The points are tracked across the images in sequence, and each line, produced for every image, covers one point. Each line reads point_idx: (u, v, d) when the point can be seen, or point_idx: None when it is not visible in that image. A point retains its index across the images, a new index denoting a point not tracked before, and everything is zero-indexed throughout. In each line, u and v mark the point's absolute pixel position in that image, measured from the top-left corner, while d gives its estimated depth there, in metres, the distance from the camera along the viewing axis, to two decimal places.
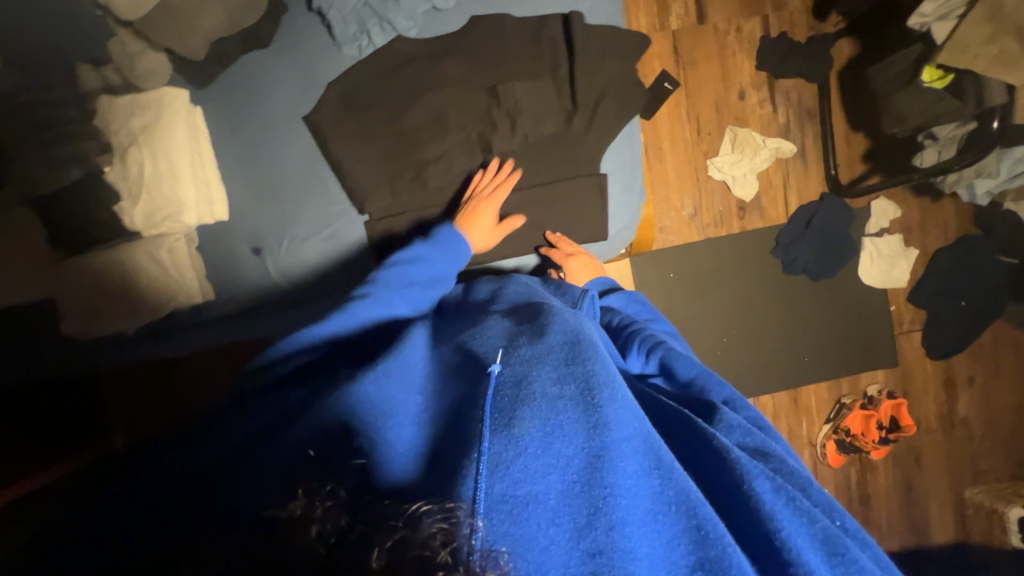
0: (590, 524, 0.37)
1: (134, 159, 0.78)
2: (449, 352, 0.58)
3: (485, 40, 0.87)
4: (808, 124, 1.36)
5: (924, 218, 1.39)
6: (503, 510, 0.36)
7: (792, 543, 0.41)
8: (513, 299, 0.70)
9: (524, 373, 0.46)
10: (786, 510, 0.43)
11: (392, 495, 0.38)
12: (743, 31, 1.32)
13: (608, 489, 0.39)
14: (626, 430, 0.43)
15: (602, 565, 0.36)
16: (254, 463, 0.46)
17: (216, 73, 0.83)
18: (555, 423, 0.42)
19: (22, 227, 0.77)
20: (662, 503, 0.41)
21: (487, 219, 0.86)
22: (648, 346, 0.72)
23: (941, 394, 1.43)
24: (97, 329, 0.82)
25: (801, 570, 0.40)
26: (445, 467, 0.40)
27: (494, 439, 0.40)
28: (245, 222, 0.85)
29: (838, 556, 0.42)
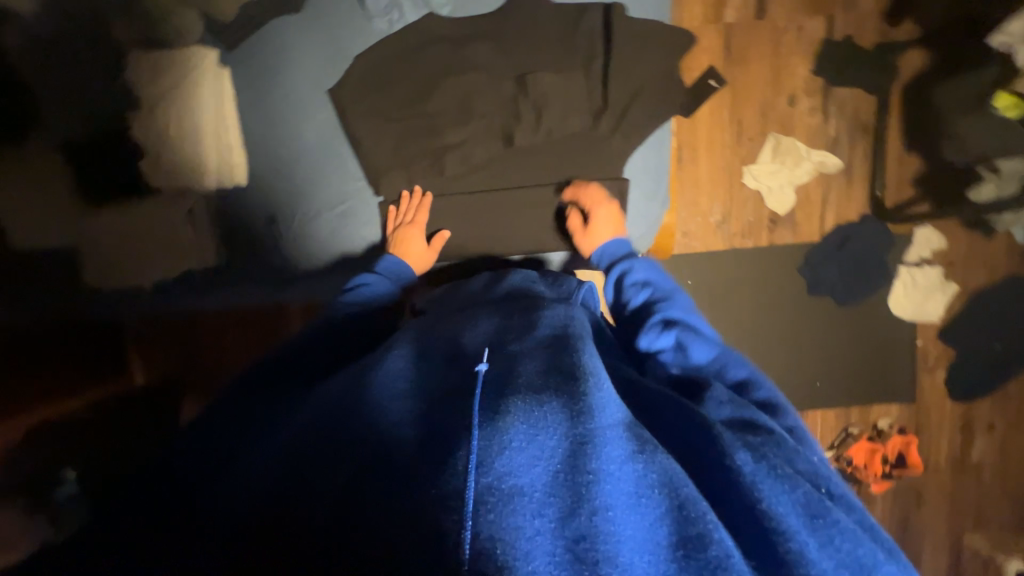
0: (574, 508, 0.38)
1: (160, 117, 0.83)
2: (439, 340, 0.60)
3: (518, 28, 0.84)
4: (860, 138, 1.26)
5: (970, 252, 1.30)
6: (491, 500, 0.38)
7: (775, 513, 0.41)
8: (503, 295, 0.70)
9: (511, 372, 0.49)
10: (768, 481, 0.44)
11: (383, 484, 0.41)
12: (804, 30, 1.22)
13: (592, 472, 0.40)
14: (611, 415, 0.44)
15: (585, 549, 0.36)
16: (262, 448, 0.51)
17: (246, 35, 0.84)
18: (541, 414, 0.43)
19: (53, 173, 0.84)
20: (646, 485, 0.41)
21: (417, 241, 0.87)
22: (658, 325, 0.68)
23: (956, 437, 1.38)
24: (112, 280, 0.91)
25: (782, 538, 0.40)
26: (427, 455, 0.42)
27: (480, 435, 0.41)
28: (263, 188, 0.88)
29: (819, 519, 0.42)
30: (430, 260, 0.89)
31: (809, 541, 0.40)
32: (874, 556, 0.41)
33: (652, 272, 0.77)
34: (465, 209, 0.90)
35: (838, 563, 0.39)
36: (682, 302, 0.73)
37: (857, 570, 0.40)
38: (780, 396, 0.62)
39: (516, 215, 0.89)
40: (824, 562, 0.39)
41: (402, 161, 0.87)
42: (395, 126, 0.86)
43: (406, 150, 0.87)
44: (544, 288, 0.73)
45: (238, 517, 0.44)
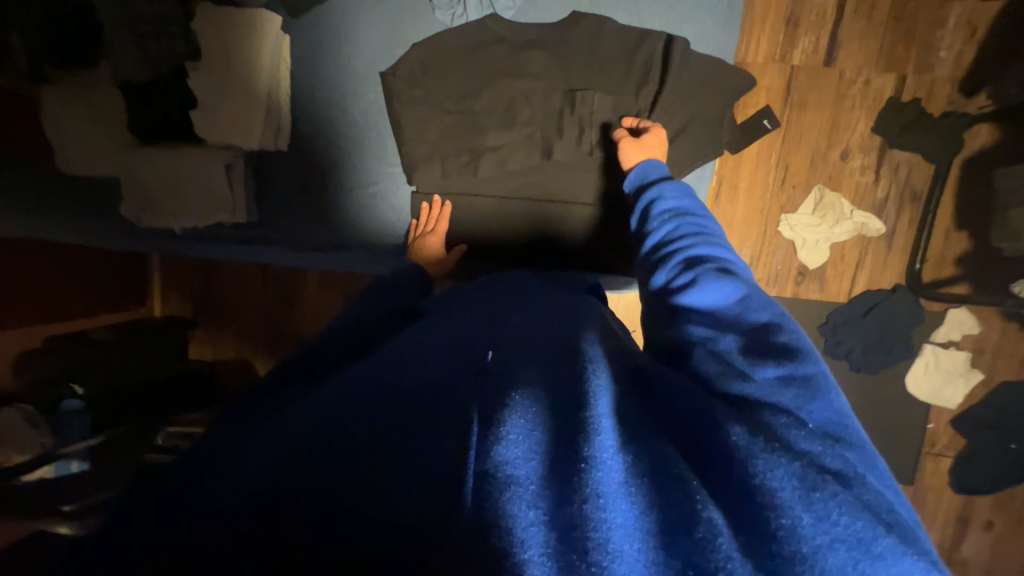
0: (565, 496, 0.36)
1: (217, 69, 0.83)
2: (450, 327, 0.59)
3: (577, 39, 0.84)
4: (908, 206, 1.22)
5: (1002, 343, 1.24)
6: (487, 489, 0.36)
7: (769, 488, 0.36)
8: (512, 283, 0.74)
9: (511, 369, 0.47)
10: (765, 454, 0.38)
11: (396, 469, 0.41)
12: (871, 85, 1.18)
13: (587, 460, 0.37)
14: (607, 403, 0.42)
15: (576, 538, 0.33)
16: (278, 413, 0.50)
17: (312, 5, 0.86)
18: (540, 410, 0.41)
19: (111, 105, 0.87)
20: (639, 474, 0.38)
21: (434, 249, 0.88)
22: (679, 264, 0.60)
23: (948, 528, 1.33)
24: (149, 220, 0.92)
25: (775, 516, 0.35)
26: (433, 445, 0.42)
27: (481, 428, 0.40)
28: (303, 154, 0.92)
29: (815, 493, 0.36)
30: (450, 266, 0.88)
31: (804, 517, 0.34)
32: (873, 531, 0.34)
33: (685, 196, 0.69)
34: (493, 209, 0.90)
35: (834, 541, 0.33)
36: (717, 237, 0.63)
37: (857, 549, 0.33)
38: (810, 342, 0.49)
39: (541, 224, 0.90)
40: (820, 540, 0.33)
41: (440, 150, 0.88)
42: (439, 119, 0.87)
43: (445, 142, 0.87)
44: (552, 283, 0.75)
45: (251, 486, 0.41)
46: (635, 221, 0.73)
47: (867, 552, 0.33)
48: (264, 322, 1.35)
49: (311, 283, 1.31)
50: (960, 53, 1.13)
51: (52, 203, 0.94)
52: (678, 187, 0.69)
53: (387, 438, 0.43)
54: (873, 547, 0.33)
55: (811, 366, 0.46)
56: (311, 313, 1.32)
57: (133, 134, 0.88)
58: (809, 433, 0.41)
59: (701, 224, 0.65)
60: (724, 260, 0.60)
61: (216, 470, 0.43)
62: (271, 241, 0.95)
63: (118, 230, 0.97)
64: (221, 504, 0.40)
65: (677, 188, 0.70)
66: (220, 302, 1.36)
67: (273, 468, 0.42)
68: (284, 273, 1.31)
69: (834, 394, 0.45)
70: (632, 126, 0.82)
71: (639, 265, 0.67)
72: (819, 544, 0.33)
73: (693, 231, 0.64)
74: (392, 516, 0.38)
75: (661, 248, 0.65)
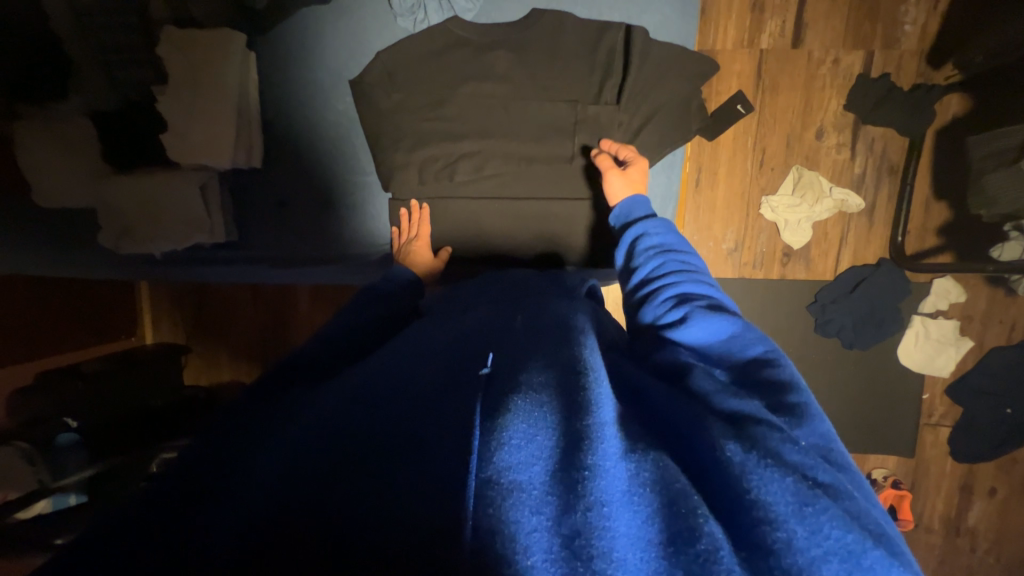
0: (569, 504, 0.35)
1: (185, 92, 0.82)
2: (444, 330, 0.59)
3: (541, 38, 0.85)
4: (886, 180, 1.23)
5: (990, 309, 1.25)
6: (490, 495, 0.35)
7: (762, 501, 0.35)
8: (508, 283, 0.73)
9: (513, 374, 0.46)
10: (761, 468, 0.37)
11: (385, 479, 0.39)
12: (840, 64, 1.19)
13: (588, 467, 0.37)
14: (609, 413, 0.42)
15: (581, 545, 0.33)
16: (273, 428, 0.50)
17: (278, 24, 0.87)
18: (546, 416, 0.41)
19: (82, 135, 0.85)
20: (640, 482, 0.37)
21: (423, 255, 0.86)
22: (667, 299, 0.61)
23: (953, 497, 1.34)
24: (125, 247, 0.90)
25: (770, 528, 0.33)
26: (425, 453, 0.40)
27: (483, 433, 0.40)
28: (279, 171, 0.92)
29: (809, 507, 0.34)
30: (438, 268, 0.87)
31: (799, 531, 0.33)
32: (864, 543, 0.33)
33: (670, 232, 0.70)
34: (473, 213, 0.90)
35: (827, 554, 0.32)
36: (702, 275, 0.64)
37: (850, 563, 0.32)
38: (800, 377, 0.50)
39: (522, 224, 0.90)
40: (814, 554, 0.32)
41: (415, 157, 0.88)
42: (412, 126, 0.87)
43: (419, 148, 0.87)
44: (544, 282, 0.74)
45: (245, 508, 0.39)
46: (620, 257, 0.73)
47: (859, 564, 0.32)
48: (259, 343, 1.34)
49: (302, 301, 1.31)
50: (924, 26, 1.15)
51: (27, 240, 0.92)
52: (663, 224, 0.70)
53: (378, 445, 0.42)
54: (864, 560, 0.32)
55: (795, 394, 0.47)
56: (305, 330, 1.32)
57: (109, 163, 0.87)
58: (801, 447, 0.40)
59: (685, 261, 0.66)
60: (709, 297, 0.61)
61: (218, 495, 0.42)
62: (254, 260, 0.95)
63: (100, 262, 0.95)
64: (221, 526, 0.38)
65: (659, 224, 0.71)
66: (213, 326, 1.35)
67: (266, 492, 0.40)
68: (275, 292, 1.31)
69: (819, 417, 0.45)
70: (613, 153, 0.82)
71: (628, 302, 0.67)
72: (813, 557, 0.32)
73: (678, 267, 0.64)
74: (377, 528, 0.36)
75: (648, 284, 0.65)
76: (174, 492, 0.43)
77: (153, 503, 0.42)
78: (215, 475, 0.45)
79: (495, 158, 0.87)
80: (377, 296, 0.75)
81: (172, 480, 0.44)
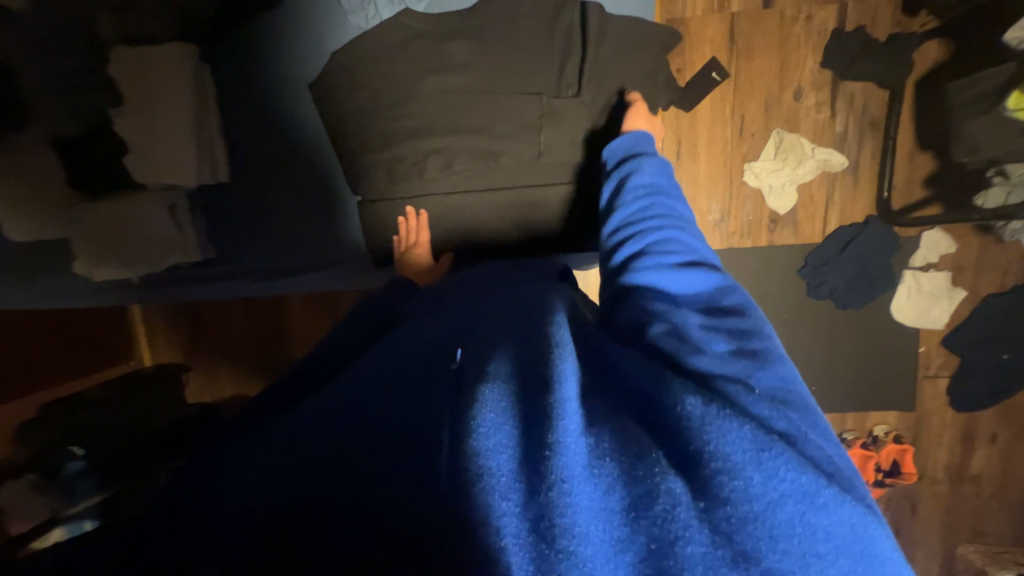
0: (534, 487, 0.36)
1: (141, 111, 0.82)
2: (420, 326, 0.59)
3: (500, 22, 0.82)
4: (869, 136, 1.21)
5: (981, 257, 1.24)
6: (461, 487, 0.37)
7: (721, 452, 0.36)
8: (484, 280, 0.72)
9: (483, 363, 0.47)
10: (721, 421, 0.38)
11: (364, 481, 0.40)
12: (813, 20, 1.16)
13: (552, 446, 0.37)
14: (572, 387, 0.41)
15: (547, 526, 0.34)
16: (257, 439, 0.50)
17: (231, 32, 0.85)
18: (512, 398, 0.42)
19: (42, 165, 0.81)
20: (600, 454, 0.38)
21: (423, 261, 0.87)
22: (646, 242, 0.61)
23: (955, 447, 1.35)
24: (99, 272, 0.88)
25: (726, 477, 0.35)
26: (404, 458, 0.41)
27: (453, 428, 0.40)
28: (248, 183, 0.91)
29: (765, 453, 0.36)
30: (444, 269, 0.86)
31: (755, 477, 0.35)
32: (815, 483, 0.35)
33: (662, 174, 0.68)
34: (449, 209, 0.89)
35: (782, 496, 0.34)
36: (686, 224, 0.64)
37: (802, 501, 0.34)
38: (764, 326, 0.52)
39: (498, 215, 0.89)
40: (769, 499, 0.34)
41: (385, 157, 0.87)
42: (379, 126, 0.86)
43: (388, 147, 0.86)
44: (519, 271, 0.74)
45: (234, 519, 0.41)
46: (606, 195, 0.72)
47: (812, 503, 0.34)
48: (256, 356, 1.35)
49: (295, 310, 1.31)
50: None
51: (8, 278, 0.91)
52: (658, 163, 0.68)
53: (356, 448, 0.43)
54: (817, 498, 0.35)
55: (756, 340, 0.50)
56: (301, 339, 1.32)
57: (78, 191, 0.86)
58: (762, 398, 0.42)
59: (670, 206, 0.65)
60: (688, 244, 0.61)
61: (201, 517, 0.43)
62: (238, 276, 0.96)
63: (89, 293, 0.96)
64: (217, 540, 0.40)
65: (654, 164, 0.69)
66: (211, 343, 1.36)
67: (256, 502, 0.42)
68: (266, 304, 1.31)
69: (779, 362, 0.48)
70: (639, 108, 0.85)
71: (605, 240, 0.67)
72: (768, 501, 0.34)
73: (663, 212, 0.63)
74: (359, 528, 0.38)
75: (628, 225, 0.65)
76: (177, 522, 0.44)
77: (139, 532, 0.43)
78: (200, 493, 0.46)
79: (466, 151, 0.86)
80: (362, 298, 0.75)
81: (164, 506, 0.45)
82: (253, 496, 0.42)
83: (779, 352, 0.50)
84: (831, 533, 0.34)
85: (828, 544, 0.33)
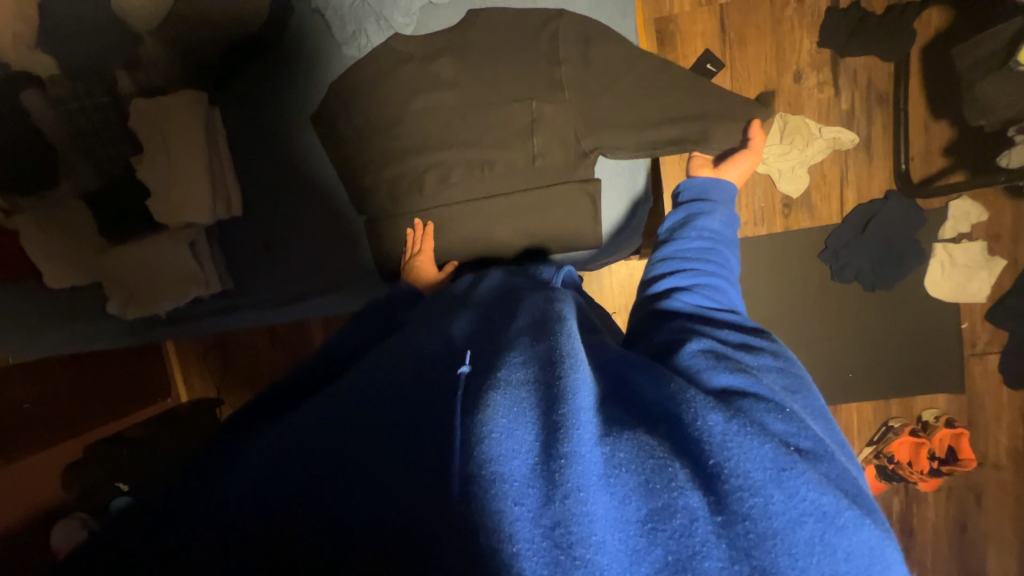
0: (548, 495, 0.36)
1: (158, 156, 0.85)
2: (424, 335, 0.59)
3: (488, 38, 0.85)
4: (878, 110, 1.17)
5: (1017, 223, 1.17)
6: (473, 491, 0.37)
7: (741, 471, 0.36)
8: (488, 293, 0.71)
9: (492, 369, 0.47)
10: (741, 438, 0.38)
11: (368, 485, 0.41)
12: (805, 2, 1.15)
13: (565, 455, 0.38)
14: (587, 398, 0.42)
15: (561, 534, 0.34)
16: (253, 445, 0.50)
17: (235, 77, 0.92)
18: (529, 404, 0.42)
19: (76, 215, 0.88)
20: (616, 464, 0.38)
21: (428, 270, 0.87)
22: (694, 277, 0.66)
23: (1017, 429, 1.25)
24: (132, 311, 0.93)
25: (747, 496, 0.35)
26: (409, 466, 0.41)
27: (464, 431, 0.41)
28: (258, 215, 0.95)
29: (786, 472, 0.36)
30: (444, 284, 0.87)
31: (775, 495, 0.35)
32: (838, 505, 0.36)
33: (727, 228, 0.75)
34: (452, 220, 0.89)
35: (803, 515, 0.35)
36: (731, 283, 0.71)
37: (823, 521, 0.35)
38: (789, 353, 0.54)
39: (497, 224, 0.89)
40: (789, 517, 0.35)
41: (384, 176, 0.90)
42: (380, 148, 0.89)
43: (387, 167, 0.89)
44: (521, 279, 0.74)
45: (228, 528, 0.41)
46: (672, 220, 0.77)
47: (833, 523, 0.35)
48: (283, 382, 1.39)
49: (316, 333, 1.36)
50: None
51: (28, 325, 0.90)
52: (726, 219, 0.75)
53: (363, 452, 0.43)
54: (838, 519, 0.35)
55: (789, 368, 0.51)
56: None
57: (104, 237, 0.91)
58: (785, 416, 0.42)
59: (722, 258, 0.71)
60: (727, 294, 0.66)
61: (201, 508, 0.44)
62: (253, 304, 0.99)
63: (124, 331, 1.02)
64: (205, 530, 0.42)
65: (721, 211, 0.76)
66: (242, 372, 1.42)
67: (254, 514, 0.42)
68: (290, 331, 1.37)
69: (806, 392, 0.49)
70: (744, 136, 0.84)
71: (658, 260, 0.72)
72: (788, 519, 0.35)
73: (713, 261, 0.70)
74: (369, 533, 0.38)
75: (685, 257, 0.70)
76: (179, 519, 0.44)
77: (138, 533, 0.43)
78: (196, 502, 0.45)
79: (465, 164, 0.87)
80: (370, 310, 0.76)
81: (166, 496, 0.47)
82: (255, 508, 0.42)
83: (806, 382, 0.51)
84: (851, 553, 0.34)
85: (849, 565, 0.34)
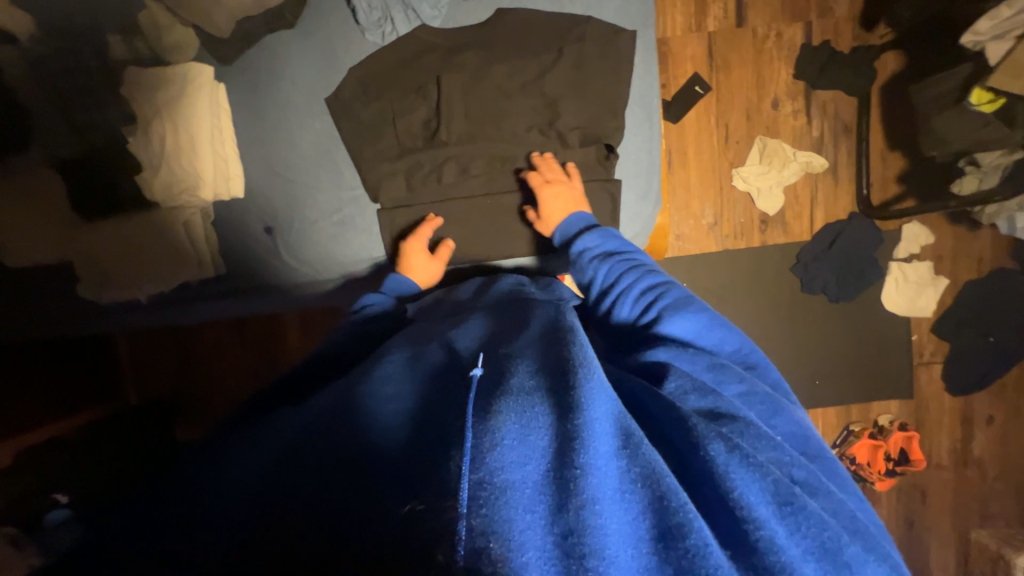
0: (561, 503, 0.34)
1: (153, 128, 0.84)
2: (437, 346, 0.55)
3: (505, 39, 0.87)
4: (843, 139, 1.30)
5: (957, 246, 1.32)
6: (482, 495, 0.33)
7: (744, 501, 0.36)
8: (494, 298, 0.69)
9: (503, 372, 0.44)
10: (741, 470, 0.38)
11: (385, 472, 0.39)
12: (783, 37, 1.26)
13: (580, 465, 0.35)
14: (603, 408, 0.39)
15: (573, 543, 0.32)
16: (255, 443, 0.47)
17: (238, 49, 0.86)
18: (543, 410, 0.39)
19: (47, 184, 0.83)
20: (631, 479, 0.36)
21: (420, 261, 0.88)
22: (639, 296, 0.66)
23: (956, 432, 1.39)
24: (107, 294, 0.88)
25: (753, 530, 0.34)
26: (427, 449, 0.39)
27: (472, 431, 0.37)
28: (258, 202, 0.90)
29: (787, 506, 0.36)
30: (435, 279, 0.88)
31: (780, 529, 0.35)
32: (840, 539, 0.36)
33: (609, 239, 0.76)
34: (462, 214, 0.91)
35: (806, 552, 0.34)
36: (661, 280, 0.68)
37: (829, 557, 0.35)
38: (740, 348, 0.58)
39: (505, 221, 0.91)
40: (795, 551, 0.34)
41: (398, 165, 0.89)
42: (395, 137, 0.89)
43: (403, 157, 0.89)
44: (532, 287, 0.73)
45: (225, 519, 0.40)
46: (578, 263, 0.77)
47: (836, 560, 0.35)
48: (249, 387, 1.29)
49: (292, 332, 1.27)
50: None
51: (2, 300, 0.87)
52: (601, 234, 0.77)
53: (388, 443, 0.42)
54: (841, 556, 0.35)
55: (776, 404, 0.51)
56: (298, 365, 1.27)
57: (76, 210, 0.84)
58: (772, 444, 0.42)
59: (630, 259, 0.72)
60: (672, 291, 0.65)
61: (209, 497, 0.42)
62: (238, 294, 0.92)
63: (85, 318, 0.90)
64: (218, 520, 0.40)
65: (599, 237, 0.77)
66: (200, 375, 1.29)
67: (245, 519, 0.39)
68: (261, 329, 1.27)
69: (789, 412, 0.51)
70: None
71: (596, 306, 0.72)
72: (796, 553, 0.34)
73: (627, 267, 0.70)
74: (373, 530, 0.35)
75: (608, 290, 0.70)
76: (190, 510, 0.41)
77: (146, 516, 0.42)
78: (208, 505, 0.41)
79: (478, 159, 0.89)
80: (351, 324, 0.72)
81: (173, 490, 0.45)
82: (253, 505, 0.40)
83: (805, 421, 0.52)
84: None
85: None
